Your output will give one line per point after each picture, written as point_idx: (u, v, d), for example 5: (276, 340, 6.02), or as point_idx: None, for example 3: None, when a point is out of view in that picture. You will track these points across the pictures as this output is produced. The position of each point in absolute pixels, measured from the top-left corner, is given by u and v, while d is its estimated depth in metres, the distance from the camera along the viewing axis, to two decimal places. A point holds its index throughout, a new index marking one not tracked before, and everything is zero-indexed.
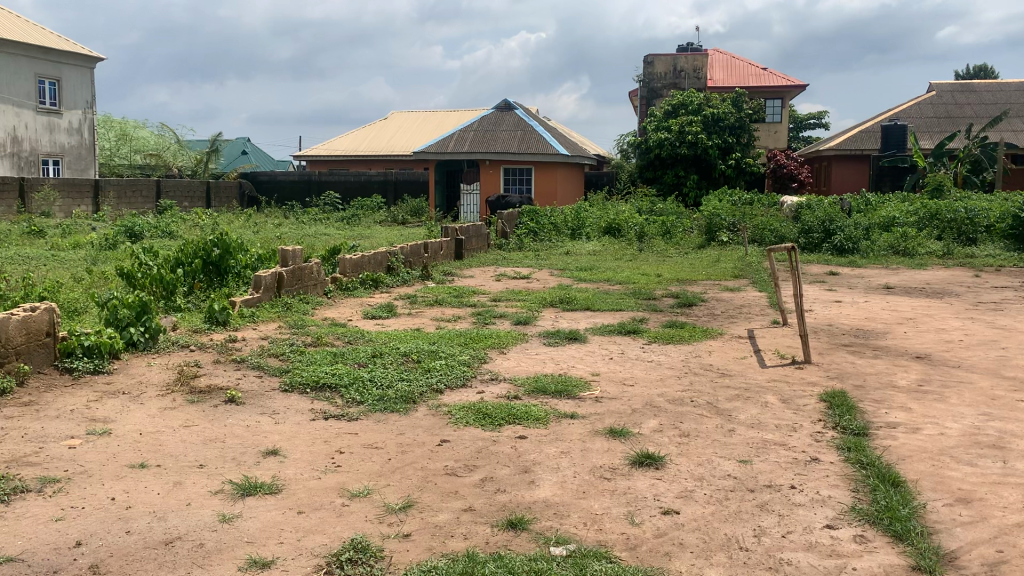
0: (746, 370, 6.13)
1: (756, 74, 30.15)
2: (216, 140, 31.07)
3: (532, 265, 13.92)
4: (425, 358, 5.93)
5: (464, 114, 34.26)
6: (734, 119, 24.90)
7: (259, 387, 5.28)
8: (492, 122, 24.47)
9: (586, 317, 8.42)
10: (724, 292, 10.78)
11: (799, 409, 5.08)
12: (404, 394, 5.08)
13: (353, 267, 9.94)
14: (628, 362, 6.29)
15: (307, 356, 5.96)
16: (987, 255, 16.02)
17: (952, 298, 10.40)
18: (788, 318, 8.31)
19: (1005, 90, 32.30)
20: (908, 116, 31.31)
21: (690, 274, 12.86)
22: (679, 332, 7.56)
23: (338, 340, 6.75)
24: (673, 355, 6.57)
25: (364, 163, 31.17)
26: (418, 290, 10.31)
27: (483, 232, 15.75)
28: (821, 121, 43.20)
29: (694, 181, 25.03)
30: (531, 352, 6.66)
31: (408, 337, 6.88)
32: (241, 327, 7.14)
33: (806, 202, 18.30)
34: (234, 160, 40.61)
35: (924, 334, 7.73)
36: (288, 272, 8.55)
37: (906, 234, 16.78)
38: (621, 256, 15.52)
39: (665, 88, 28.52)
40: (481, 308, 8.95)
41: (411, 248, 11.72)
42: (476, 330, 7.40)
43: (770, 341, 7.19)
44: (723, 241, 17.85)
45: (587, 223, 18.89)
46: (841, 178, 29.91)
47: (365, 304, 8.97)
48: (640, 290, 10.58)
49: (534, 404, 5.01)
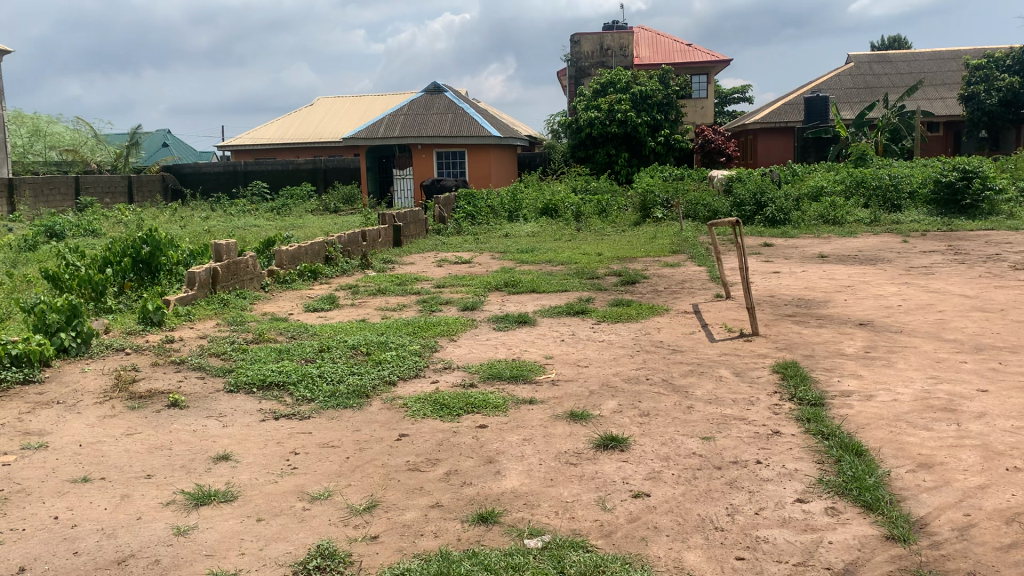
0: (697, 344, 6.12)
1: (682, 50, 30.41)
2: (135, 132, 30.03)
3: (472, 249, 13.80)
4: (374, 350, 5.78)
5: (392, 98, 33.79)
6: (662, 95, 25.12)
7: (203, 389, 5.07)
8: (422, 106, 24.18)
9: (532, 299, 8.34)
10: (664, 267, 10.82)
11: (754, 381, 5.09)
12: (356, 389, 4.94)
13: (290, 259, 9.69)
14: (580, 343, 6.23)
15: (251, 353, 5.76)
16: (912, 221, 16.47)
17: (884, 265, 10.62)
18: (732, 291, 8.35)
19: (919, 60, 33.27)
20: (829, 88, 32.00)
21: (629, 251, 12.88)
22: (626, 310, 7.54)
23: (281, 335, 6.55)
24: (623, 333, 6.54)
25: (292, 151, 30.51)
26: (358, 279, 10.10)
27: (420, 218, 15.55)
28: (746, 95, 43.87)
29: (625, 159, 25.15)
30: (481, 338, 6.56)
31: (353, 329, 6.71)
32: (177, 327, 6.88)
33: (737, 175, 18.53)
34: (155, 154, 39.37)
35: (864, 301, 7.86)
36: (222, 267, 8.26)
37: (835, 204, 17.13)
38: (560, 236, 15.52)
39: (593, 67, 28.55)
40: (426, 295, 8.80)
41: (349, 236, 11.48)
42: (423, 318, 7.27)
43: (717, 315, 7.22)
44: (658, 218, 17.99)
45: (524, 205, 18.82)
46: (768, 151, 30.45)
47: (305, 297, 8.74)
48: (583, 270, 10.56)
49: (491, 392, 4.92)
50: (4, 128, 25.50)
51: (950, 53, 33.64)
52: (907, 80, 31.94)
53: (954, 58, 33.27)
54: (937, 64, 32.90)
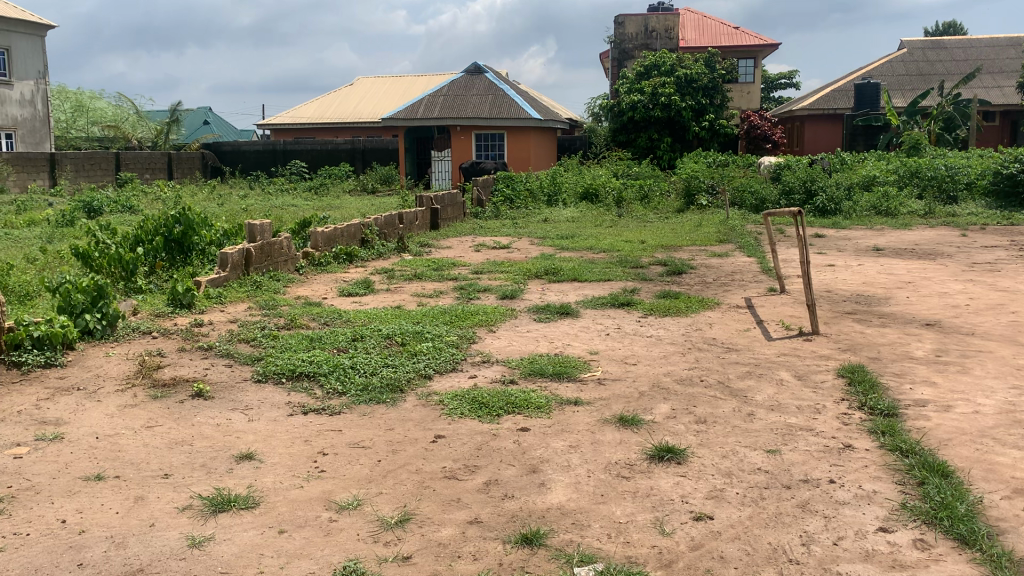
0: (752, 343, 5.74)
1: (729, 33, 29.66)
2: (177, 110, 30.08)
3: (511, 234, 13.47)
4: (410, 340, 5.47)
5: (432, 79, 33.45)
6: (707, 79, 24.51)
7: (229, 378, 4.81)
8: (462, 86, 23.81)
9: (575, 289, 7.99)
10: (711, 258, 10.40)
11: (818, 387, 4.70)
12: (390, 382, 4.64)
13: (325, 241, 9.43)
14: (626, 338, 5.88)
15: (281, 341, 5.50)
16: (970, 214, 15.80)
17: (944, 260, 10.09)
18: (785, 285, 7.92)
19: (976, 47, 32.14)
20: (880, 74, 31.04)
21: (674, 240, 12.45)
22: (674, 303, 7.16)
23: (313, 322, 6.28)
24: (673, 328, 6.18)
25: (331, 131, 30.36)
26: (395, 263, 9.85)
27: (459, 200, 15.23)
28: (792, 80, 42.87)
29: (668, 144, 24.59)
30: (522, 329, 6.24)
31: (389, 316, 6.43)
32: (207, 309, 6.65)
33: (785, 163, 17.95)
34: (196, 131, 39.50)
35: (928, 299, 7.39)
36: (256, 248, 8.01)
37: (887, 194, 16.50)
38: (601, 222, 15.16)
39: (637, 50, 27.94)
40: (464, 281, 8.49)
41: (385, 219, 11.19)
42: (460, 307, 6.96)
43: (771, 311, 6.83)
44: (702, 205, 17.50)
45: (564, 188, 18.41)
46: (815, 138, 29.66)
47: (340, 280, 8.48)
48: (626, 259, 10.17)
49: (533, 391, 4.60)
50: (48, 102, 25.65)
51: (1008, 41, 32.46)
52: (963, 68, 30.86)
53: (1012, 45, 32.09)
54: (995, 51, 31.76)
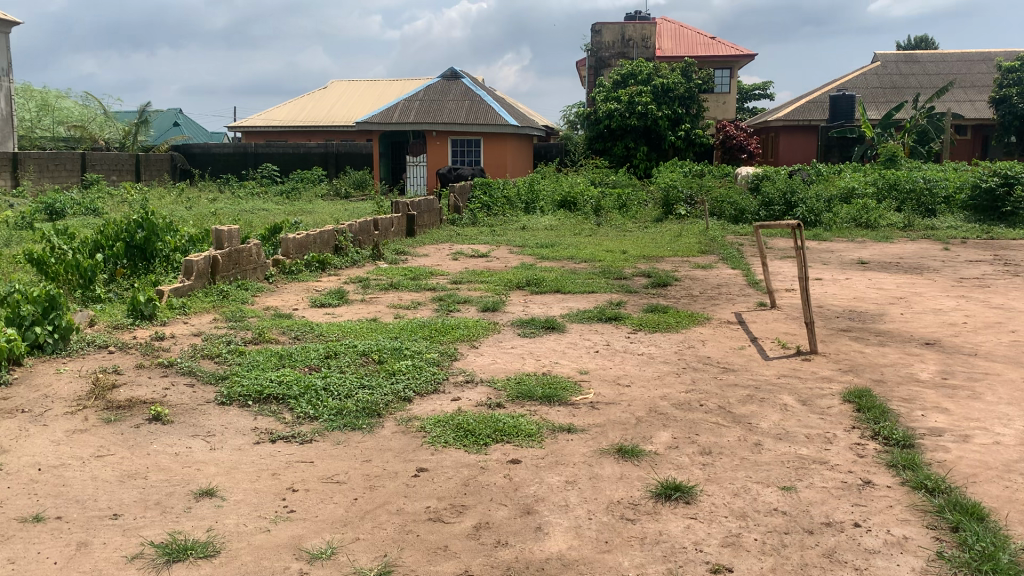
0: (749, 363, 5.45)
1: (706, 42, 29.59)
2: (145, 110, 29.41)
3: (489, 242, 13.14)
4: (387, 358, 5.10)
5: (406, 83, 33.05)
6: (684, 89, 24.37)
7: (190, 400, 4.41)
8: (438, 91, 23.45)
9: (559, 301, 7.66)
10: (695, 269, 10.13)
11: (825, 413, 4.41)
12: (366, 406, 4.28)
13: (297, 248, 9.02)
14: (617, 356, 5.56)
15: (248, 358, 5.10)
16: (949, 227, 15.74)
17: (931, 274, 9.92)
18: (776, 300, 7.66)
19: (948, 61, 32.41)
20: (855, 86, 31.16)
21: (655, 250, 12.18)
22: (663, 318, 6.86)
23: (283, 336, 5.89)
24: (664, 346, 5.87)
25: (303, 134, 29.84)
26: (369, 272, 9.46)
27: (435, 206, 14.88)
28: (767, 91, 43.06)
29: (644, 153, 24.40)
30: (506, 345, 5.90)
31: (363, 330, 6.06)
32: (170, 321, 6.23)
33: (765, 173, 17.81)
34: (165, 133, 38.74)
35: (923, 316, 7.16)
36: (223, 256, 7.60)
37: (867, 206, 16.37)
38: (580, 231, 14.91)
39: (614, 58, 27.74)
40: (442, 293, 8.13)
41: (360, 225, 10.80)
42: (439, 320, 6.59)
43: (764, 327, 6.55)
44: (681, 215, 17.29)
45: (541, 196, 18.11)
46: (790, 149, 29.70)
47: (312, 290, 8.08)
48: (608, 269, 9.87)
49: (522, 416, 4.24)
50: (11, 100, 24.91)
51: (980, 55, 32.75)
52: (935, 81, 31.06)
53: (984, 60, 32.39)
54: (967, 65, 32.04)
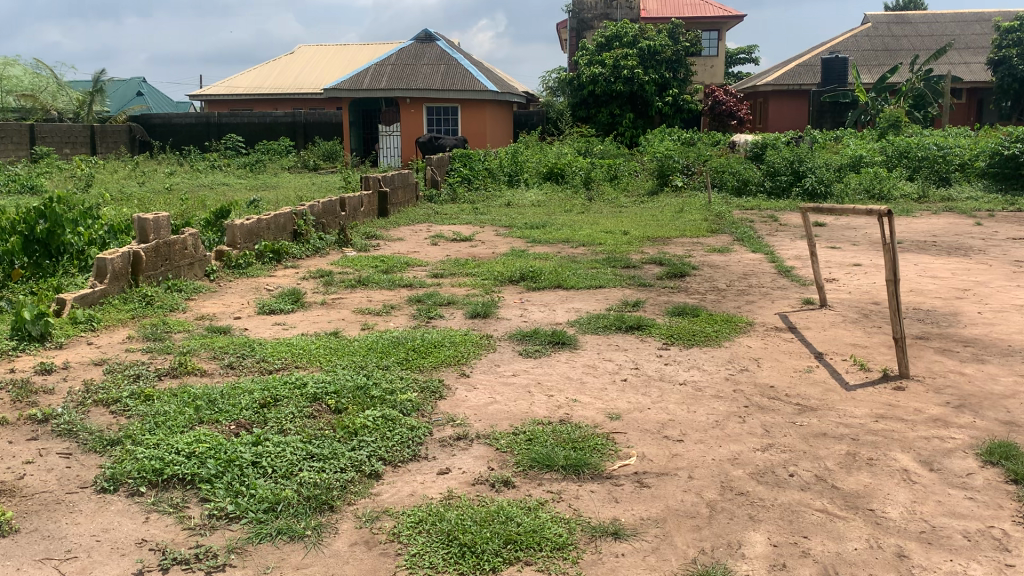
0: (829, 397, 4.15)
1: (692, 3, 28.05)
2: (100, 79, 27.48)
3: (472, 221, 11.78)
4: (346, 403, 3.74)
5: (378, 47, 31.27)
6: (671, 52, 22.87)
7: (56, 487, 3.01)
8: (411, 54, 21.83)
9: (562, 301, 6.31)
10: (712, 254, 8.83)
11: (970, 487, 3.10)
12: (311, 495, 2.91)
13: (246, 236, 7.55)
14: (653, 388, 4.24)
15: (156, 406, 3.72)
16: (968, 199, 14.56)
17: (978, 256, 8.69)
18: (825, 296, 6.37)
19: (941, 21, 31.10)
20: (846, 49, 29.83)
21: (658, 229, 10.87)
22: (697, 324, 5.52)
23: (213, 364, 4.52)
24: (711, 370, 4.55)
25: (270, 103, 28.08)
26: (334, 262, 8.07)
27: (410, 181, 13.42)
28: (751, 56, 41.70)
29: (630, 120, 22.98)
30: (505, 370, 4.55)
31: (318, 354, 4.67)
32: (70, 342, 4.83)
33: (765, 141, 16.57)
34: (125, 103, 36.62)
35: (1007, 317, 5.86)
36: (148, 250, 6.12)
37: (879, 174, 15.05)
38: (569, 206, 13.61)
39: (596, 20, 26.16)
40: (422, 291, 6.77)
41: (323, 206, 9.35)
42: (417, 334, 5.21)
43: (826, 340, 5.25)
44: (677, 187, 15.92)
45: (526, 168, 16.70)
46: (779, 115, 28.41)
47: (261, 289, 6.67)
48: (613, 255, 8.53)
49: (542, 505, 2.90)
50: None
51: (973, 16, 31.47)
52: (929, 43, 29.77)
53: (978, 21, 31.15)
54: (960, 26, 30.78)
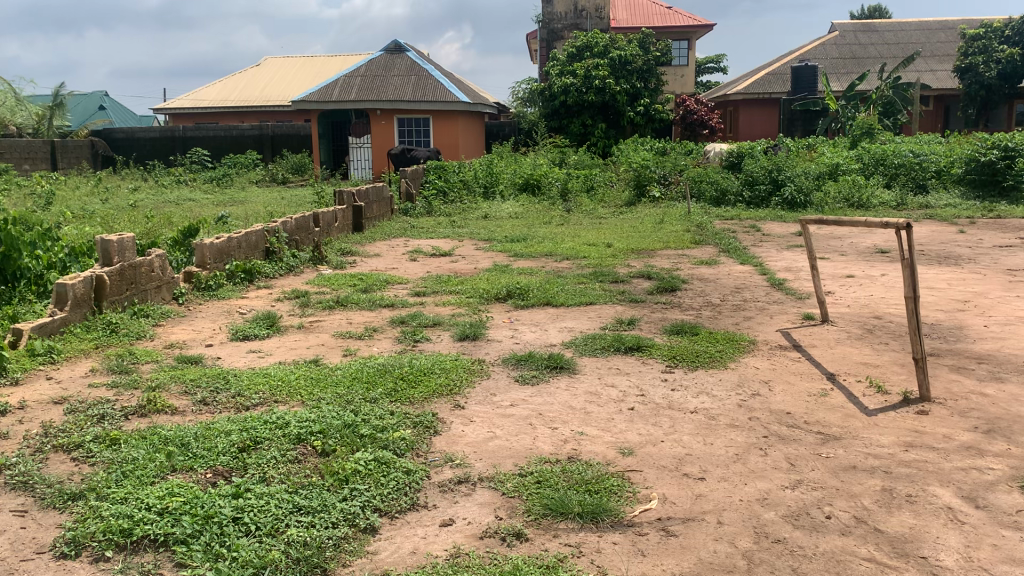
0: (851, 424, 3.89)
1: (661, 12, 28.01)
2: (61, 93, 26.81)
3: (449, 235, 11.46)
4: (334, 445, 3.40)
5: (346, 59, 30.88)
6: (642, 62, 22.77)
7: (8, 554, 2.64)
8: (381, 65, 21.48)
9: (553, 320, 6.02)
10: (700, 266, 8.59)
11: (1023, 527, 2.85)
12: (301, 558, 2.58)
13: (216, 255, 7.17)
14: (664, 418, 3.95)
15: (122, 453, 3.36)
16: (946, 206, 14.50)
17: (969, 266, 8.53)
18: (826, 312, 6.13)
19: (906, 30, 31.37)
20: (815, 57, 29.96)
21: (640, 241, 10.62)
22: (698, 343, 5.25)
23: (185, 400, 4.15)
24: (722, 396, 4.26)
25: (237, 116, 27.57)
26: (310, 282, 7.71)
27: (384, 195, 13.08)
28: (720, 65, 41.85)
29: (602, 130, 22.80)
30: (502, 399, 4.23)
31: (299, 386, 4.32)
32: (27, 378, 4.43)
33: (741, 149, 16.45)
34: (88, 117, 35.85)
35: (1015, 330, 5.66)
36: (112, 274, 5.73)
37: (857, 182, 14.94)
38: (548, 219, 13.34)
39: (567, 30, 25.99)
40: (404, 312, 6.43)
41: (296, 223, 8.98)
42: (403, 360, 4.86)
43: (835, 359, 4.99)
44: (655, 197, 15.73)
45: (501, 179, 16.42)
46: (750, 124, 28.43)
47: (234, 313, 6.30)
48: (600, 270, 8.24)
49: (562, 562, 2.59)
50: None
51: (938, 24, 31.81)
52: (896, 51, 30.00)
53: (943, 29, 31.47)
54: (926, 34, 31.07)
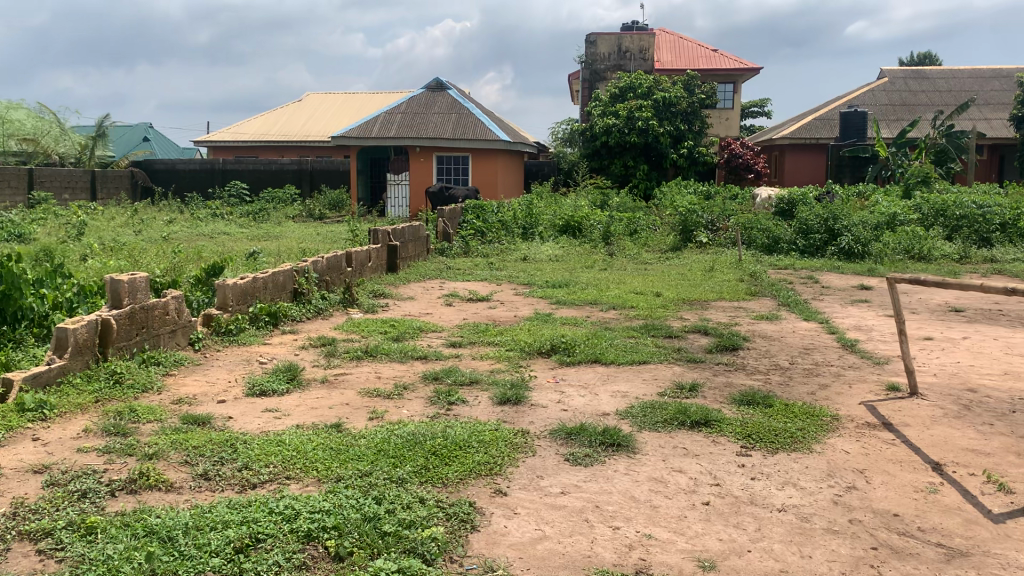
0: (979, 536, 3.19)
1: (706, 55, 27.52)
2: (104, 124, 26.95)
3: (488, 278, 10.90)
4: (350, 550, 2.78)
5: (387, 96, 30.78)
6: (686, 103, 22.22)
7: None
8: (421, 102, 21.19)
9: (605, 383, 5.39)
10: (759, 322, 7.90)
11: None
12: None
13: (239, 297, 6.64)
14: (748, 519, 3.29)
15: (96, 547, 2.77)
16: (1014, 260, 13.65)
17: None
18: (914, 383, 5.40)
19: (959, 77, 30.56)
20: (864, 103, 29.24)
21: (690, 291, 9.96)
22: (775, 418, 4.57)
23: (183, 474, 3.57)
24: (815, 491, 3.59)
25: (276, 150, 27.48)
26: (337, 327, 7.15)
27: (421, 234, 12.59)
28: (764, 110, 41.29)
29: (644, 172, 22.23)
30: (551, 486, 3.58)
31: (313, 460, 3.71)
32: (11, 439, 3.89)
33: (793, 195, 15.77)
34: (132, 148, 36.13)
35: None
36: (121, 318, 5.22)
37: (917, 234, 14.15)
38: (590, 262, 12.76)
39: (610, 71, 25.58)
40: (438, 366, 5.82)
41: (327, 262, 8.47)
42: (435, 429, 4.24)
43: (939, 443, 4.28)
44: (701, 243, 15.07)
45: (541, 220, 15.86)
46: (795, 169, 27.68)
47: (253, 362, 5.74)
48: (651, 323, 7.59)
49: None
50: None
51: (992, 72, 30.96)
52: (948, 99, 29.17)
53: (997, 77, 30.61)
54: (979, 82, 30.22)
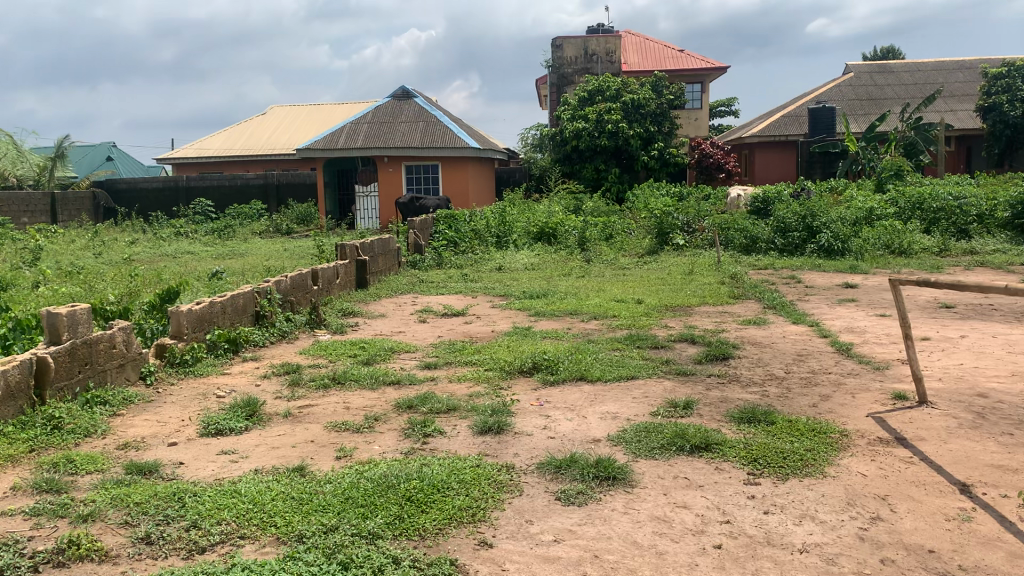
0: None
1: (673, 56, 27.31)
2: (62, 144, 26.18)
3: (462, 290, 10.48)
4: None
5: (352, 106, 30.26)
6: (656, 105, 21.92)
7: None
8: (387, 112, 20.73)
9: (593, 403, 4.98)
10: (748, 328, 7.54)
11: None
12: None
13: (195, 323, 6.16)
14: (767, 564, 2.90)
15: None
16: (994, 251, 13.46)
17: None
18: (922, 392, 5.05)
19: (923, 70, 30.62)
20: (832, 99, 29.19)
21: (672, 297, 9.60)
22: (781, 439, 4.19)
23: (120, 539, 3.11)
24: (838, 525, 3.20)
25: (240, 166, 26.86)
26: (302, 351, 6.70)
27: (391, 247, 12.15)
28: (732, 109, 41.25)
29: (616, 175, 21.93)
30: (542, 532, 3.17)
31: (271, 515, 3.27)
32: None
33: (770, 193, 15.51)
34: (93, 168, 35.26)
35: None
36: (61, 355, 4.74)
37: (896, 228, 13.92)
38: (567, 270, 12.39)
39: (577, 74, 25.28)
40: (412, 392, 5.39)
41: (292, 282, 8.00)
42: (409, 468, 3.80)
43: (961, 460, 3.92)
44: (678, 245, 14.75)
45: (515, 228, 15.46)
46: (767, 166, 27.53)
47: (210, 396, 5.27)
48: (636, 334, 7.20)
49: None
50: None
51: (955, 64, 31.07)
52: (914, 91, 29.20)
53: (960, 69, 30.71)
54: (943, 74, 30.30)
